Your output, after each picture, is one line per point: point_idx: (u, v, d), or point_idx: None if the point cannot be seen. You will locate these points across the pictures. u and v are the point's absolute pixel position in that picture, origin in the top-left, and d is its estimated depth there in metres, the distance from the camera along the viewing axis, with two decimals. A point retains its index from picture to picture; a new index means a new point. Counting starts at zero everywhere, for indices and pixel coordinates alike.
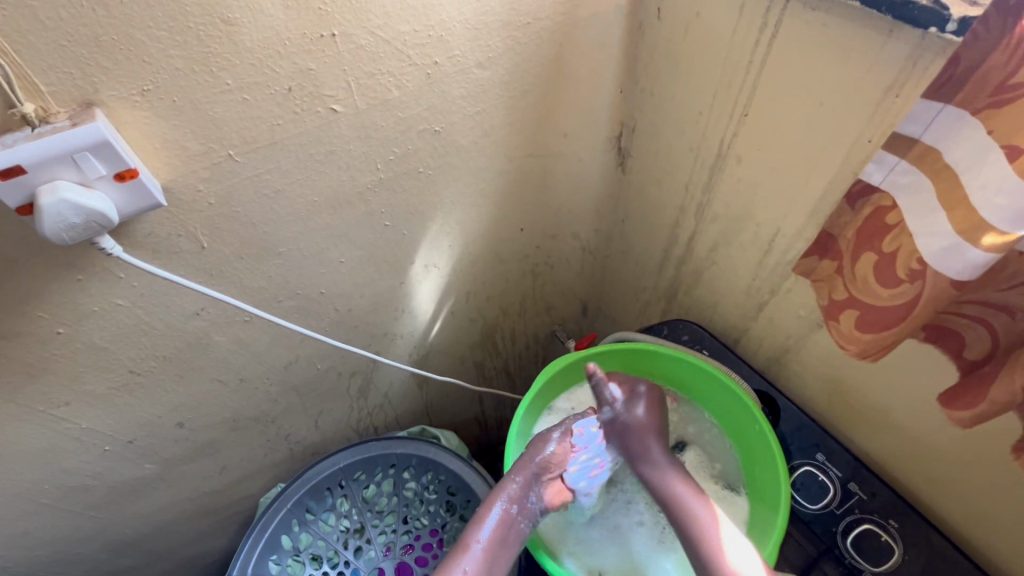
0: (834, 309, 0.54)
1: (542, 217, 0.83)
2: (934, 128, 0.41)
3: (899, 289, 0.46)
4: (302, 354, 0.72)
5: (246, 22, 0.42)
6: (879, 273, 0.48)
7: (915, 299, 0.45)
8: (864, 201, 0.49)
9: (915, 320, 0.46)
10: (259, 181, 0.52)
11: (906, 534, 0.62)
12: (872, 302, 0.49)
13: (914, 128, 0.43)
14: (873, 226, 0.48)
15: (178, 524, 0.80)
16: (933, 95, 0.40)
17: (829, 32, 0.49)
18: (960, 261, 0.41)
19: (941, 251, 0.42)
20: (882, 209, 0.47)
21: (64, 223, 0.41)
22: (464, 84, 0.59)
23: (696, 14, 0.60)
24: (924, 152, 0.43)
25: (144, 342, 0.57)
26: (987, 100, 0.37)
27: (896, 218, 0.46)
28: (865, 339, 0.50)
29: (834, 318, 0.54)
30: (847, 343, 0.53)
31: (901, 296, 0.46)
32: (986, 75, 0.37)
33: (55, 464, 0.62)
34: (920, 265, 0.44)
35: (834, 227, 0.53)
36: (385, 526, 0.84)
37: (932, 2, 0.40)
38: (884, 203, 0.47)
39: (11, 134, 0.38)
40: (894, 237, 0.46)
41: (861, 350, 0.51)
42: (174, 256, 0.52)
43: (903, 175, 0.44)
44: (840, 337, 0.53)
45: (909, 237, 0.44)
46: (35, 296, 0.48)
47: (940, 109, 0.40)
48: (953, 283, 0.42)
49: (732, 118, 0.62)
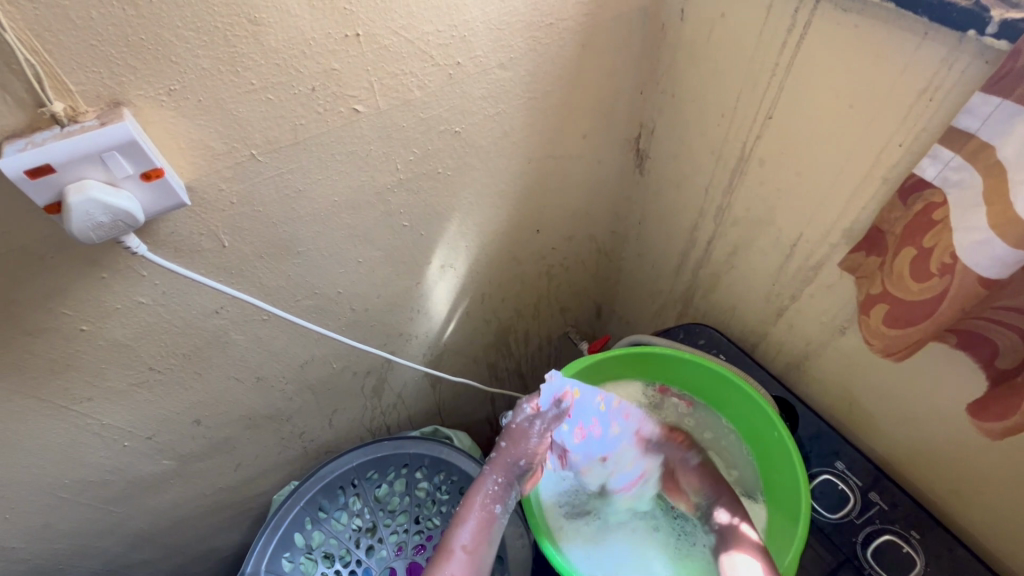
0: (867, 303, 0.54)
1: (559, 218, 0.83)
2: (991, 121, 0.40)
3: (929, 284, 0.46)
4: (318, 353, 0.72)
5: (272, 22, 0.42)
6: (911, 269, 0.47)
7: (943, 294, 0.45)
8: (915, 195, 0.47)
9: (940, 317, 0.45)
10: (280, 180, 0.52)
11: (928, 546, 0.61)
12: (901, 298, 0.49)
13: (971, 122, 0.41)
14: (920, 222, 0.46)
15: (193, 519, 0.81)
16: (993, 88, 0.39)
17: (861, 33, 0.48)
18: (987, 257, 0.41)
19: (973, 246, 0.42)
20: (932, 206, 0.45)
21: (91, 222, 0.41)
22: (486, 85, 0.59)
23: (721, 15, 0.59)
24: (978, 149, 0.41)
25: (165, 340, 0.58)
26: None
27: (943, 214, 0.44)
28: (892, 336, 0.50)
29: (865, 312, 0.54)
30: (873, 338, 0.53)
31: (929, 290, 0.46)
32: None
33: (76, 458, 0.63)
34: (952, 260, 0.43)
35: (884, 222, 0.52)
36: (397, 526, 0.84)
37: (971, 4, 0.39)
38: (934, 199, 0.45)
39: (41, 132, 0.38)
40: (933, 234, 0.45)
41: (885, 347, 0.52)
42: (196, 254, 0.52)
43: (955, 170, 0.43)
44: (868, 331, 0.54)
45: (948, 233, 0.44)
46: (61, 293, 0.48)
47: (999, 102, 0.39)
48: (983, 281, 0.42)
49: (756, 121, 0.61)
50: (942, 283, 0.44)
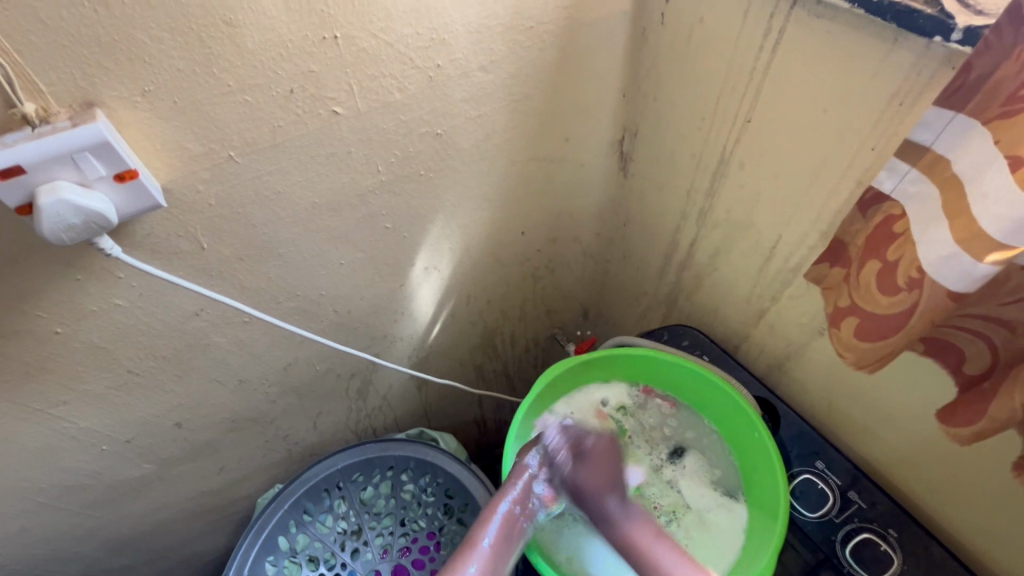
0: (836, 316, 0.53)
1: (543, 220, 0.83)
2: (946, 135, 0.41)
3: (898, 298, 0.45)
4: (301, 356, 0.72)
5: (248, 24, 0.42)
6: (879, 283, 0.47)
7: (913, 308, 0.44)
8: (875, 208, 0.48)
9: (912, 330, 0.45)
10: (259, 182, 0.52)
11: (905, 544, 0.62)
12: (871, 311, 0.48)
13: (925, 136, 0.42)
14: (882, 234, 0.47)
15: (175, 523, 0.80)
16: (946, 103, 0.40)
17: (833, 39, 0.48)
18: (956, 272, 0.40)
19: (940, 261, 0.41)
20: (891, 218, 0.46)
21: (63, 223, 0.41)
22: (467, 88, 0.59)
23: (699, 20, 0.60)
24: (934, 161, 0.42)
25: (143, 342, 0.57)
26: (999, 109, 0.37)
27: (903, 226, 0.45)
28: (865, 348, 0.49)
29: (834, 324, 0.53)
30: (844, 351, 0.52)
31: (899, 304, 0.45)
32: (999, 84, 0.37)
33: (52, 462, 0.62)
34: (919, 273, 0.43)
35: (845, 234, 0.53)
36: (382, 528, 0.84)
37: (936, 11, 0.40)
38: (893, 211, 0.46)
39: (12, 133, 0.38)
40: (899, 246, 0.45)
41: (858, 359, 0.51)
42: (175, 256, 0.52)
43: (913, 184, 0.44)
44: (839, 345, 0.52)
45: (913, 246, 0.44)
46: (35, 295, 0.48)
47: (952, 117, 0.40)
48: (952, 295, 0.42)
49: (735, 124, 0.62)
50: (910, 298, 0.44)
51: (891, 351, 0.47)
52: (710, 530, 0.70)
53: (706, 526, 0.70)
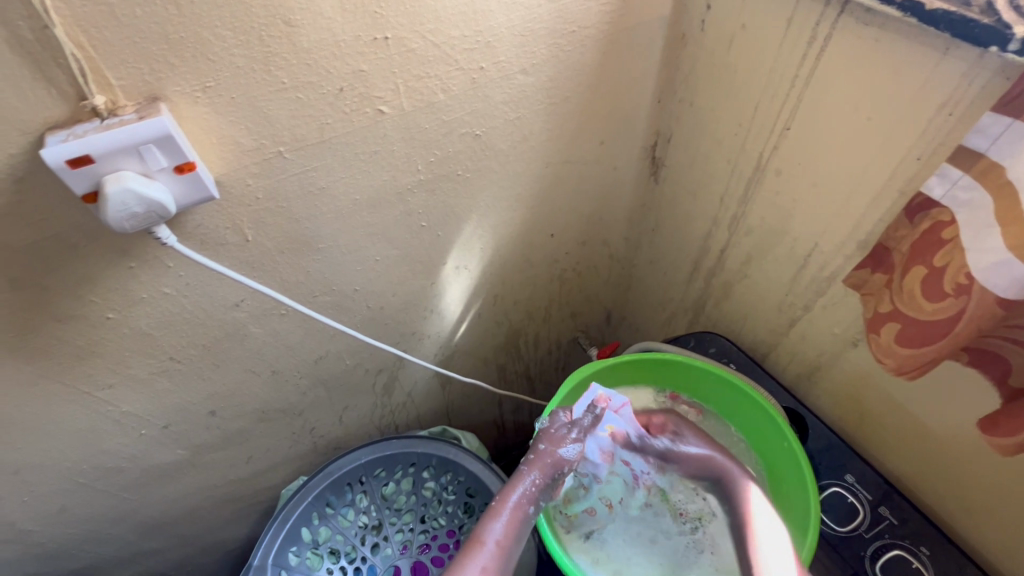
0: (877, 321, 0.54)
1: (573, 223, 0.83)
2: (1000, 142, 0.40)
3: (943, 304, 0.45)
4: (333, 349, 0.73)
5: (305, 24, 0.44)
6: (920, 288, 0.48)
7: (959, 314, 0.45)
8: (923, 214, 0.48)
9: (956, 337, 0.45)
10: (305, 178, 0.54)
11: (938, 562, 0.61)
12: (913, 316, 0.49)
13: (980, 142, 0.42)
14: (928, 240, 0.47)
15: (204, 510, 0.82)
16: (1005, 108, 0.40)
17: (880, 47, 0.48)
18: (1006, 278, 0.41)
19: (991, 267, 0.42)
20: (940, 224, 0.46)
21: (127, 212, 0.42)
22: (507, 90, 0.60)
23: (741, 26, 0.60)
24: (988, 168, 0.42)
25: (186, 330, 0.59)
26: None
27: (951, 233, 0.45)
28: (903, 354, 0.50)
29: (875, 330, 0.54)
30: (885, 357, 0.53)
31: (944, 311, 0.46)
32: None
33: (95, 444, 0.64)
34: (967, 280, 0.43)
35: (890, 240, 0.53)
36: (403, 525, 0.85)
37: (994, 20, 0.39)
38: (942, 217, 0.46)
39: (82, 124, 0.40)
40: (946, 252, 0.45)
41: (897, 365, 0.52)
42: (221, 248, 0.54)
43: (964, 190, 0.44)
44: (877, 350, 0.54)
45: (961, 252, 0.44)
46: (89, 281, 0.50)
47: (1011, 123, 0.39)
48: (1002, 301, 0.42)
49: (773, 131, 0.62)
50: (953, 304, 0.45)
51: (933, 358, 0.48)
52: None
53: None
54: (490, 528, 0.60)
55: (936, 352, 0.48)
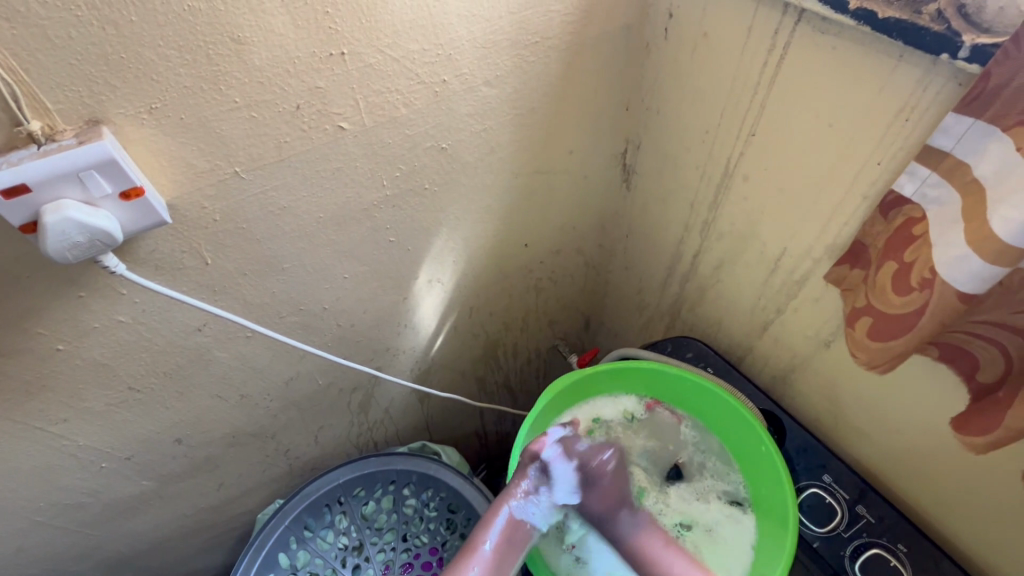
0: (852, 316, 0.55)
1: (546, 232, 0.83)
2: (965, 141, 0.41)
3: (910, 298, 0.46)
4: (303, 369, 0.71)
5: (256, 41, 0.42)
6: (890, 283, 0.48)
7: (922, 308, 0.45)
8: (896, 211, 0.48)
9: (922, 331, 0.46)
10: (265, 198, 0.52)
11: (914, 559, 0.61)
12: (882, 311, 0.50)
13: (945, 141, 0.42)
14: (900, 236, 0.47)
15: (174, 541, 0.79)
16: (965, 109, 0.40)
17: (838, 55, 0.49)
18: (964, 272, 0.41)
19: (951, 262, 0.42)
20: (911, 220, 0.46)
21: (68, 242, 0.40)
22: (472, 102, 0.59)
23: (703, 34, 0.60)
24: (954, 166, 0.42)
25: (145, 358, 0.57)
26: (1018, 117, 0.37)
27: (922, 229, 0.45)
28: (874, 347, 0.52)
29: (850, 324, 0.55)
30: (856, 351, 0.54)
31: (910, 305, 0.46)
32: (1016, 93, 0.36)
33: (52, 481, 0.61)
34: (931, 274, 0.44)
35: (866, 236, 0.53)
36: (384, 544, 0.82)
37: (944, 28, 0.40)
38: (913, 214, 0.46)
39: (17, 152, 0.38)
40: (916, 248, 0.46)
41: (869, 358, 0.53)
42: (178, 273, 0.52)
43: (934, 186, 0.44)
44: (852, 343, 0.55)
45: (929, 248, 0.44)
46: (35, 313, 0.47)
47: (971, 123, 0.40)
48: (962, 296, 0.43)
49: (739, 138, 0.62)
50: (917, 300, 0.46)
51: (899, 352, 0.49)
52: (721, 543, 0.70)
53: (716, 539, 0.71)
54: (486, 535, 0.68)
55: (903, 347, 0.49)
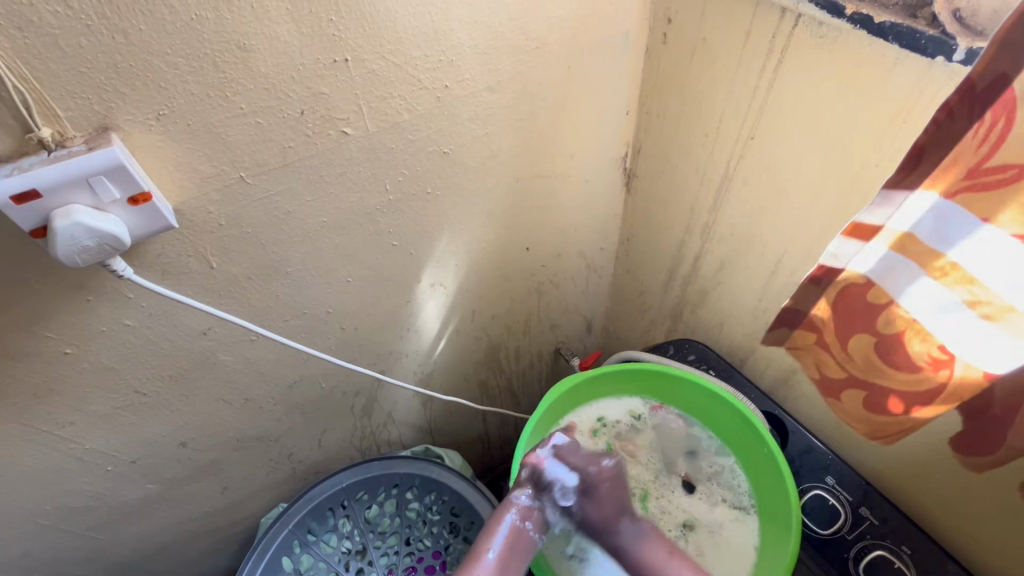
0: (837, 388, 0.64)
1: (548, 236, 0.83)
2: (897, 212, 0.47)
3: (911, 377, 0.54)
4: (307, 373, 0.72)
5: (262, 48, 0.43)
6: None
7: (930, 387, 0.53)
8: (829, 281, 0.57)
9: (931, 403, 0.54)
10: (270, 203, 0.53)
11: (919, 561, 0.61)
12: (879, 389, 0.58)
13: (876, 218, 0.49)
14: (858, 305, 0.55)
15: (179, 544, 0.79)
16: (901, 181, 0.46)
17: (834, 59, 0.49)
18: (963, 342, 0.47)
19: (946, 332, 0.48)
20: (853, 284, 0.55)
21: (77, 246, 0.41)
22: (473, 107, 0.60)
23: (703, 39, 0.61)
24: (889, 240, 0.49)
25: (150, 362, 0.57)
26: (961, 182, 0.42)
27: (876, 293, 0.53)
28: (877, 421, 0.61)
29: (842, 397, 0.64)
30: (857, 424, 0.64)
31: (913, 383, 0.54)
32: (957, 160, 0.41)
33: (58, 484, 0.62)
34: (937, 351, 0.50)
35: (806, 308, 0.62)
36: (388, 548, 0.83)
37: (938, 32, 0.41)
38: (854, 280, 0.54)
39: (28, 158, 0.39)
40: (882, 314, 0.53)
41: (871, 429, 0.63)
42: (183, 276, 0.52)
43: (863, 262, 0.53)
44: (849, 414, 0.65)
45: (903, 316, 0.51)
46: (43, 317, 0.48)
47: (903, 200, 0.46)
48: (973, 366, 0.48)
49: (738, 141, 0.63)
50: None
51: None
52: (724, 545, 0.70)
53: (720, 543, 0.70)
54: (489, 543, 0.64)
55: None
